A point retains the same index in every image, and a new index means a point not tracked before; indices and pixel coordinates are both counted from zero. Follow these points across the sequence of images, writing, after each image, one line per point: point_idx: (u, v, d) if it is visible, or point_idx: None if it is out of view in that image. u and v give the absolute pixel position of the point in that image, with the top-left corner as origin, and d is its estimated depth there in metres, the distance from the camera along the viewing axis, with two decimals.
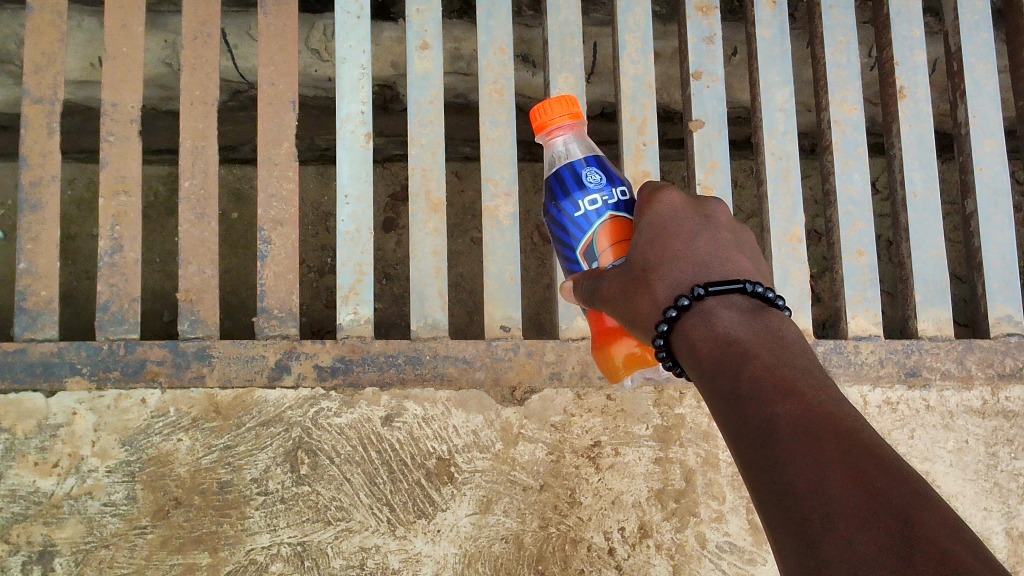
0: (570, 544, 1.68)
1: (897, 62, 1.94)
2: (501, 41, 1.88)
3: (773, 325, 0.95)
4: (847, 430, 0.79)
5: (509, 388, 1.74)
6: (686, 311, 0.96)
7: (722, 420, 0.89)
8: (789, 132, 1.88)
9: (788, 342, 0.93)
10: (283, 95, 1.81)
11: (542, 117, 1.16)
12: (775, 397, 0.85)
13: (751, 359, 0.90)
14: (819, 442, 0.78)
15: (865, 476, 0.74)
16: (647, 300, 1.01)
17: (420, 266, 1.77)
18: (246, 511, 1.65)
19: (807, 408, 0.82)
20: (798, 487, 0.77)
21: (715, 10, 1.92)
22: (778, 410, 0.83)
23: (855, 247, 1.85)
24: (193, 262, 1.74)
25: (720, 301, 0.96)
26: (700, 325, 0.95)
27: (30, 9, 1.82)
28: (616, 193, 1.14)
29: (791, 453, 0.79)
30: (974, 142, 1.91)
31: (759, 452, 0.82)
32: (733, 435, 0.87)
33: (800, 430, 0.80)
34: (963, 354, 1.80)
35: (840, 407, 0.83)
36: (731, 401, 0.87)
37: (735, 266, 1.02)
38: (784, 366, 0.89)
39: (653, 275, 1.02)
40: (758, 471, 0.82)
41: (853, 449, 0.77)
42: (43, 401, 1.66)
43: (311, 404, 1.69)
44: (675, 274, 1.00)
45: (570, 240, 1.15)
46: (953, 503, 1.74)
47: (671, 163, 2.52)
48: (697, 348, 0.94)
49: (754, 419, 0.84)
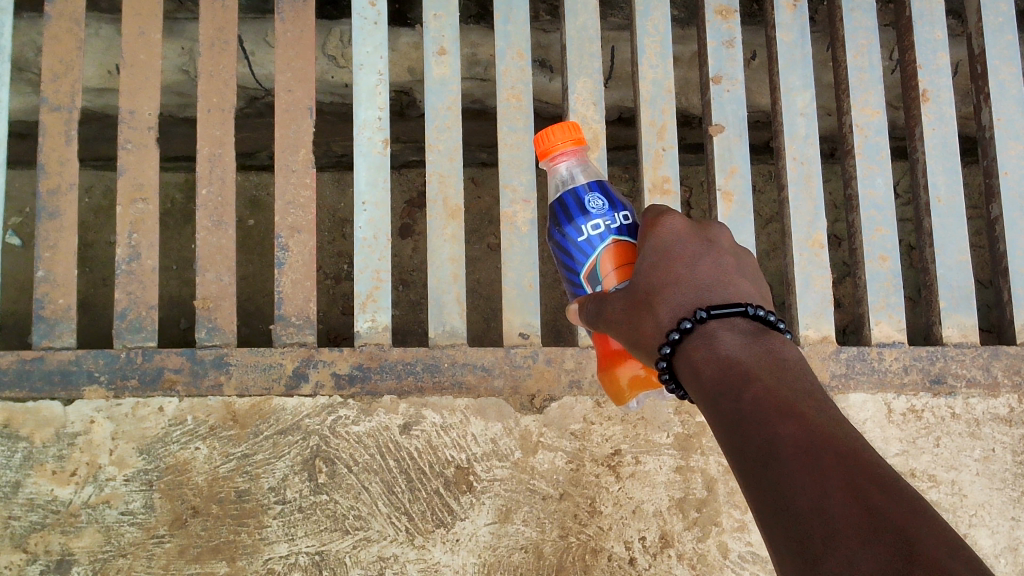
0: (590, 554, 1.66)
1: (919, 65, 1.91)
2: (519, 45, 1.87)
3: (775, 347, 0.94)
4: (849, 450, 0.78)
5: (528, 395, 1.72)
6: (689, 334, 0.95)
7: (724, 442, 0.88)
8: (810, 136, 1.86)
9: (790, 366, 0.92)
10: (301, 102, 1.80)
11: (545, 144, 1.15)
12: (777, 419, 0.83)
13: (753, 382, 0.88)
14: (820, 462, 0.77)
15: (866, 496, 0.73)
16: (651, 322, 0.99)
17: (439, 272, 1.76)
18: (263, 520, 1.64)
19: (808, 429, 0.81)
20: (800, 506, 0.76)
21: (735, 14, 1.91)
22: (780, 431, 0.82)
23: (878, 253, 1.82)
24: (210, 269, 1.73)
25: (723, 324, 0.95)
26: (703, 348, 0.93)
27: (47, 17, 1.81)
28: (619, 217, 1.11)
29: (793, 474, 0.78)
30: (999, 146, 1.88)
31: (760, 472, 0.81)
32: (734, 456, 0.85)
33: (802, 451, 0.79)
34: (989, 361, 1.77)
35: (841, 429, 0.82)
36: (733, 423, 0.86)
37: (737, 291, 1.00)
38: (786, 389, 0.87)
39: (656, 298, 1.00)
40: (759, 492, 0.80)
41: (855, 468, 0.75)
42: (61, 410, 1.66)
43: (328, 412, 1.68)
44: (679, 296, 0.99)
45: (575, 265, 1.13)
46: (979, 512, 1.71)
47: (689, 168, 2.50)
48: (699, 371, 0.92)
49: (755, 440, 0.83)
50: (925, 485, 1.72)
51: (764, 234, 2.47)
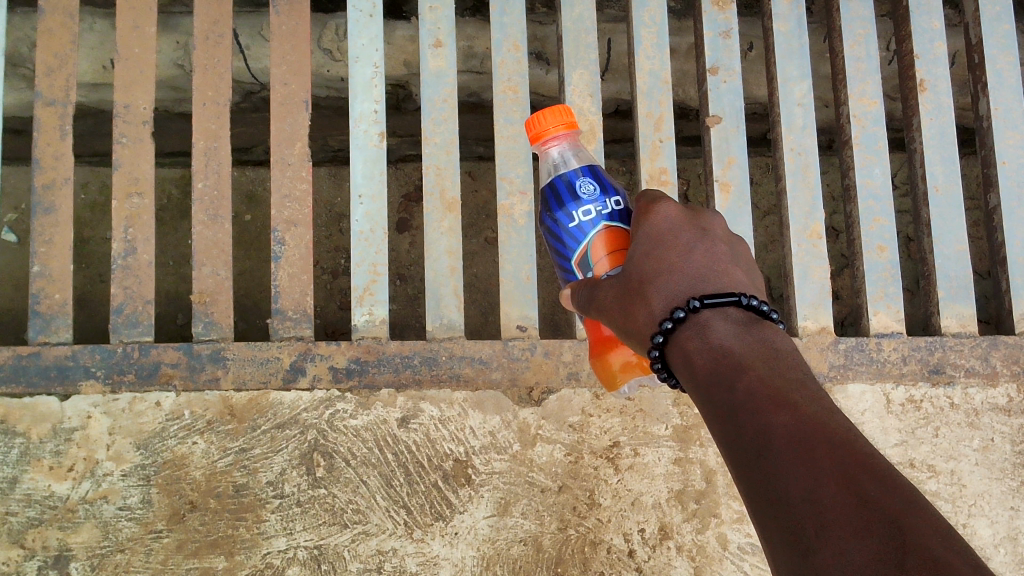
0: (589, 546, 1.66)
1: (917, 55, 1.91)
2: (515, 38, 1.86)
3: (768, 337, 0.93)
4: (841, 439, 0.78)
5: (526, 388, 1.72)
6: (682, 324, 0.94)
7: (716, 432, 0.88)
8: (807, 127, 1.85)
9: (783, 357, 0.91)
10: (296, 95, 1.80)
11: (537, 128, 1.15)
12: (770, 408, 0.83)
13: (746, 372, 0.88)
14: (813, 451, 0.77)
15: (858, 485, 0.73)
16: (643, 311, 0.99)
17: (435, 266, 1.75)
18: (262, 515, 1.63)
19: (801, 419, 0.81)
20: (793, 496, 0.75)
21: (732, 4, 1.90)
22: (773, 421, 0.81)
23: (876, 243, 1.82)
24: (207, 264, 1.73)
25: (716, 313, 0.94)
26: (695, 337, 0.93)
27: (41, 11, 1.81)
28: (611, 203, 1.11)
29: (786, 464, 0.78)
30: (996, 135, 1.88)
31: (753, 462, 0.81)
32: (726, 445, 0.85)
33: (795, 440, 0.79)
34: (987, 351, 1.77)
35: (835, 418, 0.82)
36: (726, 412, 0.86)
37: (732, 281, 0.99)
38: (779, 379, 0.87)
39: (649, 286, 0.99)
40: (751, 482, 0.80)
41: (848, 457, 0.75)
42: (58, 405, 1.65)
43: (326, 406, 1.67)
44: (672, 285, 0.98)
45: (566, 250, 1.13)
46: (978, 502, 1.71)
47: (686, 161, 2.50)
48: (692, 361, 0.92)
49: (748, 429, 0.83)
50: (924, 475, 1.71)
51: (762, 226, 2.47)
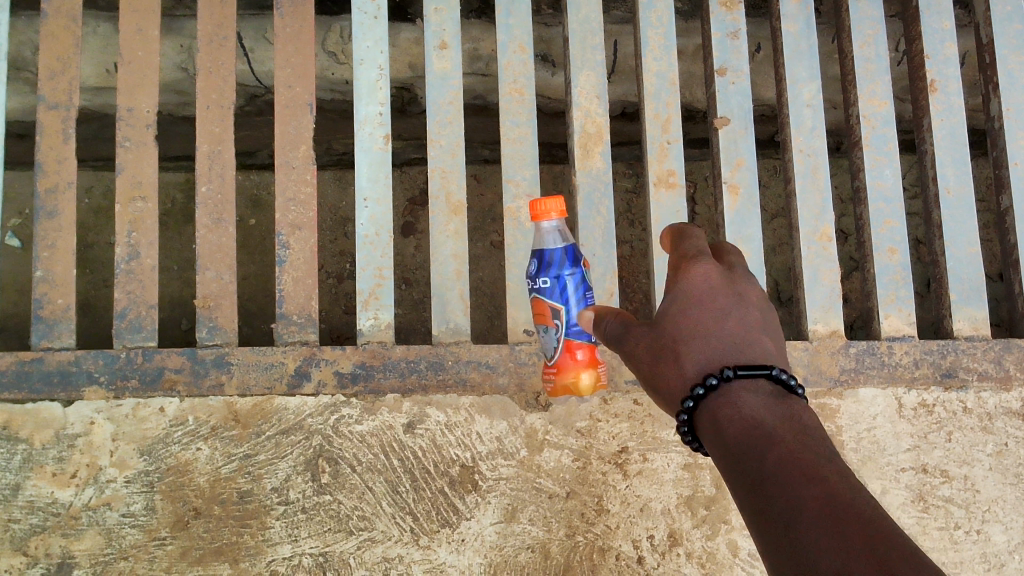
0: (598, 553, 1.64)
1: (927, 55, 1.89)
2: (521, 39, 1.84)
3: (796, 412, 0.94)
4: (866, 512, 0.76)
5: (533, 393, 1.68)
6: (712, 391, 0.96)
7: (741, 502, 0.87)
8: (817, 128, 1.83)
9: (810, 430, 0.92)
10: (301, 97, 1.78)
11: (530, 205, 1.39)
12: (795, 478, 0.82)
13: (773, 443, 0.88)
14: (839, 521, 0.76)
15: (882, 555, 0.71)
16: (675, 374, 1.01)
17: (442, 269, 1.73)
18: (266, 522, 1.62)
19: (826, 490, 0.80)
20: (816, 560, 0.74)
21: (739, 5, 1.88)
22: (798, 490, 0.81)
23: (887, 245, 1.79)
24: (211, 268, 1.70)
25: (746, 384, 0.96)
26: (725, 405, 0.94)
27: (44, 14, 1.79)
28: (538, 281, 1.36)
29: (811, 530, 0.76)
30: (1008, 136, 1.86)
31: (778, 531, 0.79)
32: (750, 515, 0.84)
33: (820, 508, 0.78)
34: (1001, 354, 1.74)
35: (861, 493, 0.80)
36: (750, 476, 0.86)
37: (762, 352, 1.01)
38: (806, 450, 0.87)
39: (683, 349, 1.02)
40: (775, 550, 0.78)
41: (872, 530, 0.74)
42: (61, 411, 1.64)
43: (332, 411, 1.66)
44: (704, 348, 1.01)
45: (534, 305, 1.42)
46: (992, 507, 1.69)
47: (693, 164, 2.48)
48: (721, 428, 0.93)
49: (773, 497, 0.82)
50: (937, 480, 1.70)
51: (770, 230, 2.45)
